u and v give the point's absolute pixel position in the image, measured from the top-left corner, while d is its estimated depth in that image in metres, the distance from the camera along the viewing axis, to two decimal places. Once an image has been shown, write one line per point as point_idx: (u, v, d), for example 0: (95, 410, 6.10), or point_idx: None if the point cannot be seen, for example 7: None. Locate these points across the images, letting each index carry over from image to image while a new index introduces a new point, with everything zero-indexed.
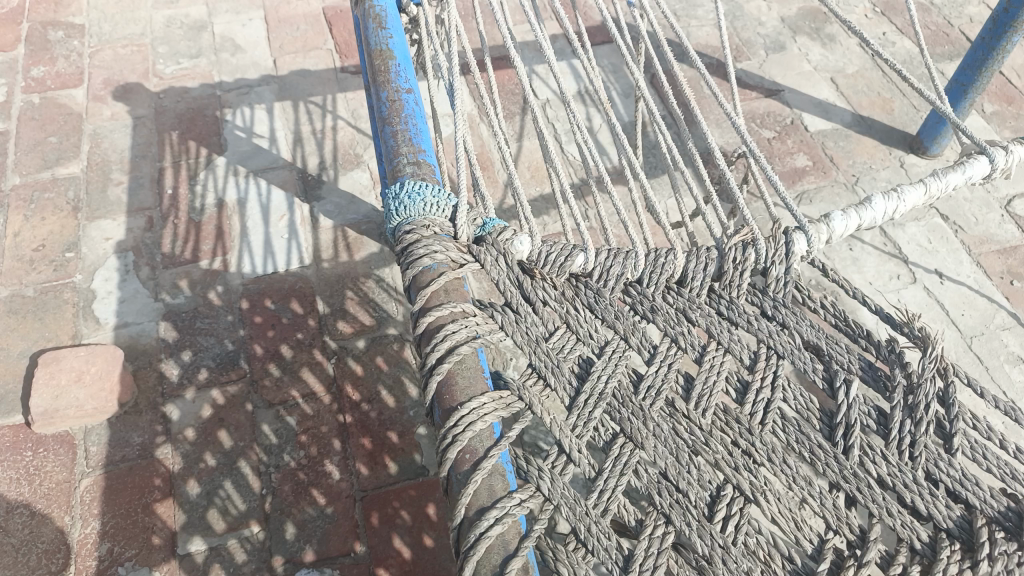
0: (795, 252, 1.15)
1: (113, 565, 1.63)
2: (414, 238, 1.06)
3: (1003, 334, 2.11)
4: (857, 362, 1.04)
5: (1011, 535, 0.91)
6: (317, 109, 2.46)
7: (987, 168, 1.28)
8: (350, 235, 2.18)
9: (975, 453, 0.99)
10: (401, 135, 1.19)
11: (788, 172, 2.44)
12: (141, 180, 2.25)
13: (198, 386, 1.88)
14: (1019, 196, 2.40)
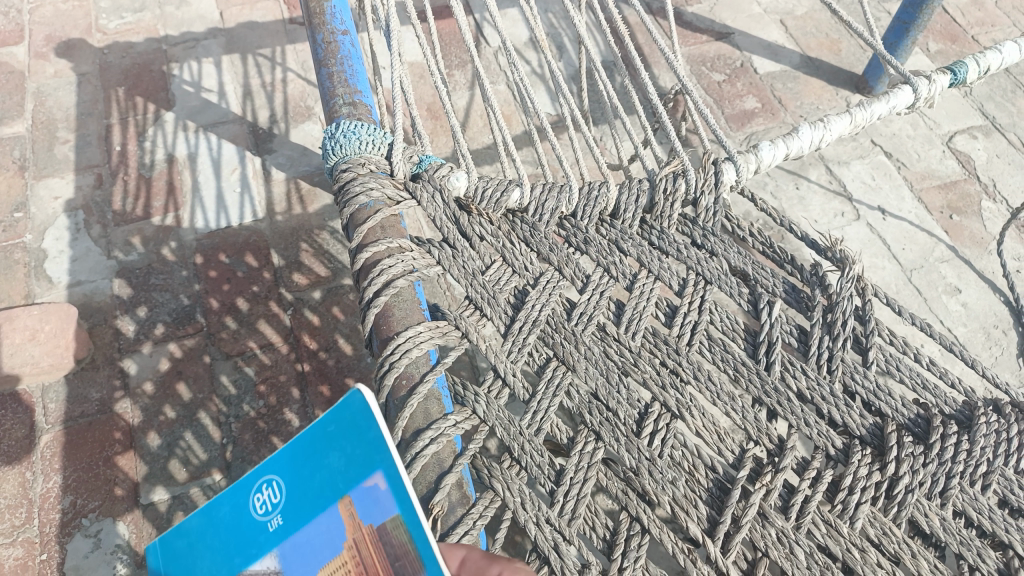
0: (724, 182, 1.20)
1: (77, 517, 1.66)
2: (350, 176, 1.08)
3: (942, 266, 2.19)
4: (782, 285, 1.09)
5: (919, 440, 0.97)
6: (266, 62, 2.43)
7: (910, 97, 1.33)
8: (303, 187, 2.19)
9: (889, 366, 1.05)
10: (336, 77, 1.21)
11: (737, 115, 2.47)
12: (88, 138, 2.22)
13: (155, 341, 1.89)
14: (960, 132, 2.47)
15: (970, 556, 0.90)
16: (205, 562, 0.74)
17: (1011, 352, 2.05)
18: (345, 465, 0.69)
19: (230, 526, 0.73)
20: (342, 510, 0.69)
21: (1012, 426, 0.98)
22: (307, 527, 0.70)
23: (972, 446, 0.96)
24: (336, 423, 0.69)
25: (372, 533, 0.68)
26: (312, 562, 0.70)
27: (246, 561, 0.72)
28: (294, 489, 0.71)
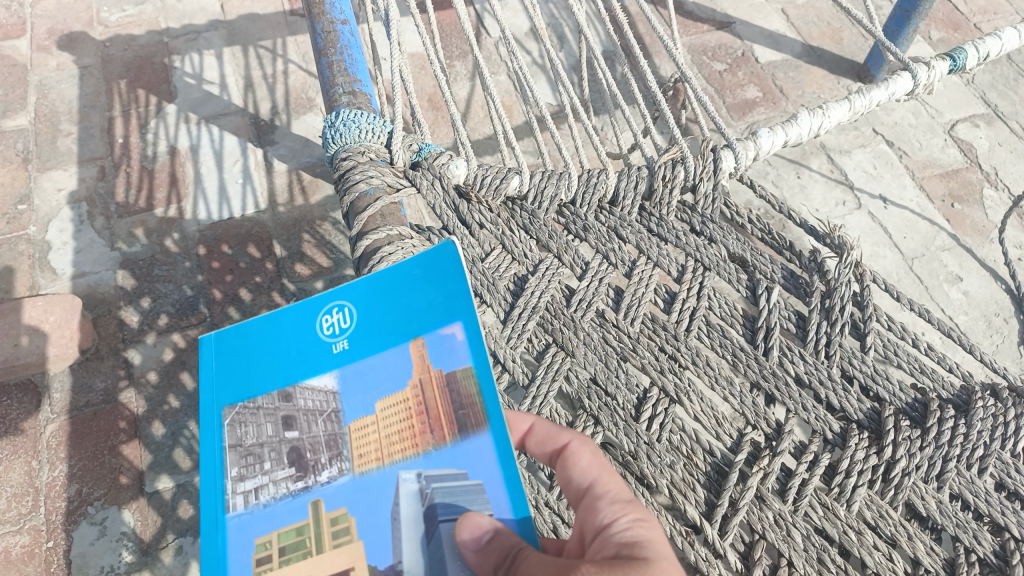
0: (722, 169, 1.20)
1: (83, 505, 1.67)
2: (350, 164, 1.09)
3: (943, 254, 2.19)
4: (780, 272, 1.09)
5: (916, 424, 0.98)
6: (267, 53, 2.43)
7: (909, 84, 1.33)
8: (305, 178, 2.19)
9: (887, 351, 1.06)
10: (336, 66, 1.21)
11: (738, 104, 2.47)
12: (91, 130, 2.23)
13: (159, 331, 1.91)
14: (962, 121, 2.46)
15: (966, 538, 0.91)
16: (260, 370, 0.73)
17: (1012, 340, 2.05)
18: (426, 306, 0.73)
19: (293, 339, 0.73)
20: (412, 351, 0.72)
21: (1008, 410, 0.99)
22: (375, 357, 0.72)
23: (969, 430, 0.97)
24: (424, 268, 0.75)
25: (440, 375, 0.69)
26: (370, 394, 0.70)
27: (303, 377, 0.72)
28: (369, 315, 0.74)
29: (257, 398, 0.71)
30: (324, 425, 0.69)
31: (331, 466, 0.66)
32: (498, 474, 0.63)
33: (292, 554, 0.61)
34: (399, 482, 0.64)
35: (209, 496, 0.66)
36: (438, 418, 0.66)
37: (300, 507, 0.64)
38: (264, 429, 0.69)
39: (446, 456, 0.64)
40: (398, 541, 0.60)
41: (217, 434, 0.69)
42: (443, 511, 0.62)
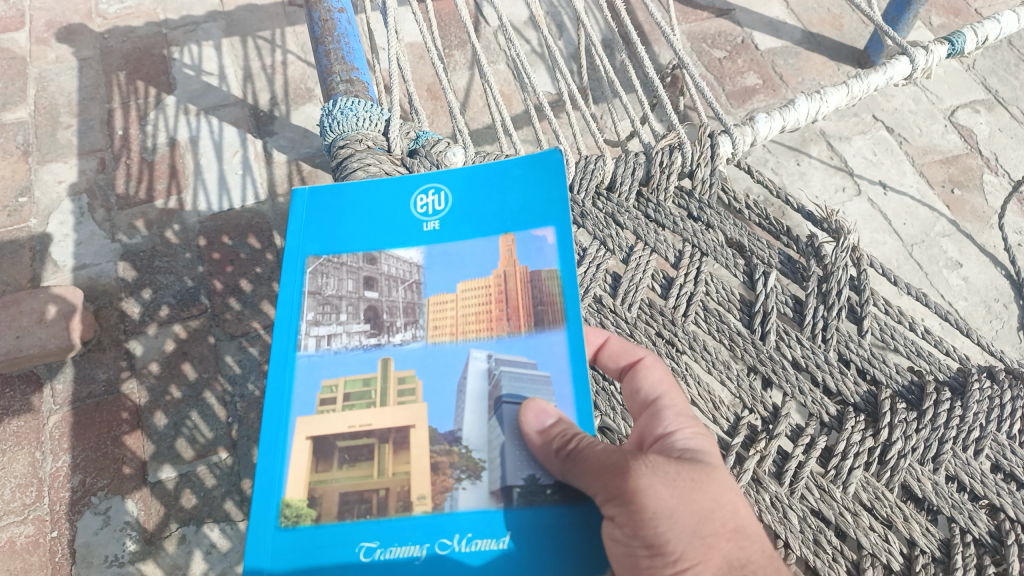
0: (719, 154, 1.21)
1: (87, 495, 1.69)
2: (348, 152, 1.09)
3: (943, 241, 2.19)
4: (777, 257, 1.10)
5: (912, 407, 0.99)
6: (266, 44, 2.43)
7: (907, 69, 1.33)
8: (304, 168, 2.20)
9: (884, 335, 1.06)
10: (333, 54, 1.22)
11: (738, 92, 2.46)
12: (90, 122, 2.23)
13: (161, 323, 1.91)
14: (962, 106, 2.46)
15: (961, 520, 0.91)
16: (350, 227, 0.88)
17: (1011, 325, 2.06)
18: (523, 207, 0.88)
19: (390, 210, 0.89)
20: (502, 245, 0.86)
21: (1004, 392, 1.00)
22: (461, 243, 0.87)
23: (965, 412, 0.98)
24: (527, 172, 0.90)
25: (525, 271, 0.84)
26: (448, 276, 0.85)
27: (391, 246, 0.87)
28: (461, 204, 0.89)
29: (341, 254, 0.86)
30: (402, 293, 0.84)
31: (403, 333, 0.81)
32: (566, 369, 0.77)
33: (356, 401, 0.76)
34: (469, 359, 0.79)
35: (284, 331, 0.81)
36: (516, 309, 0.81)
37: (372, 360, 0.79)
38: (346, 284, 0.84)
39: (519, 343, 0.79)
40: (461, 411, 0.75)
41: (301, 276, 0.84)
42: (509, 392, 0.76)
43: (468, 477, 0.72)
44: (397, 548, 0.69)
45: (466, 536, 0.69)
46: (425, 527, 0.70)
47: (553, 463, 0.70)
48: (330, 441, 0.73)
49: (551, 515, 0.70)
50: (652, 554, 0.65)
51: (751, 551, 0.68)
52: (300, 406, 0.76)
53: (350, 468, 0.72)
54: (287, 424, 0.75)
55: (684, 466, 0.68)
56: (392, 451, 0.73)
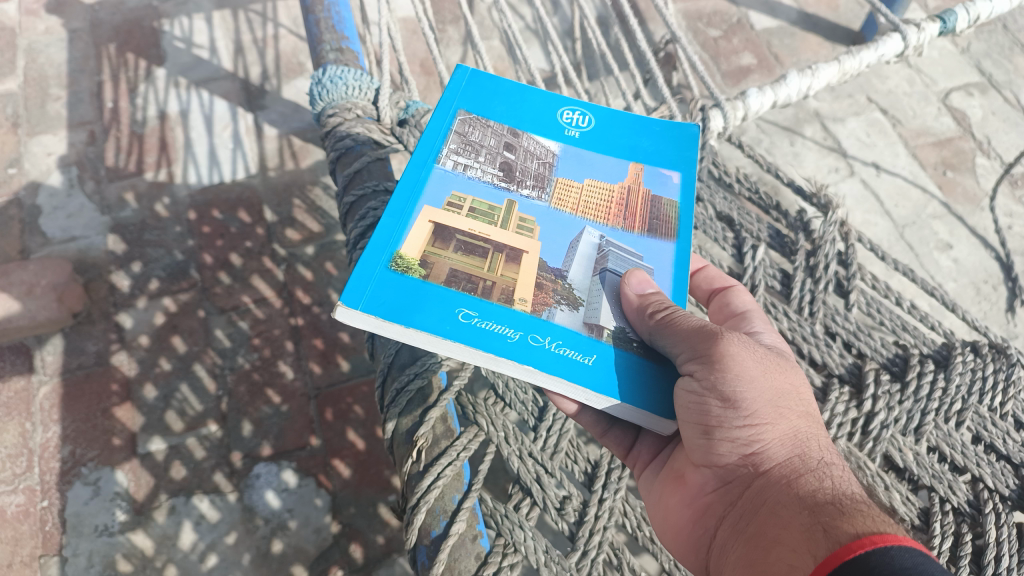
0: (710, 129, 1.21)
1: (77, 467, 1.69)
2: (337, 120, 1.10)
3: (934, 223, 2.20)
4: (765, 231, 1.11)
5: (895, 378, 1.00)
6: (258, 18, 2.41)
7: (899, 46, 1.33)
8: (295, 143, 2.19)
9: (870, 308, 1.07)
10: (324, 23, 1.21)
11: (733, 71, 2.45)
12: (80, 94, 2.21)
13: (150, 296, 1.91)
14: (956, 89, 2.45)
15: (942, 489, 0.93)
16: (505, 108, 0.94)
17: (999, 306, 2.08)
18: (657, 151, 0.94)
19: (537, 110, 0.94)
20: (631, 168, 0.93)
21: (986, 366, 1.01)
22: (591, 153, 0.93)
23: (947, 384, 0.99)
24: (665, 128, 0.96)
25: (647, 192, 0.91)
26: (575, 170, 0.91)
27: (533, 132, 0.93)
28: (602, 129, 0.95)
29: (490, 121, 0.92)
30: (536, 166, 0.90)
31: (529, 192, 0.86)
32: (670, 269, 0.85)
33: (479, 217, 0.81)
34: (584, 232, 0.85)
35: (427, 146, 0.87)
36: (635, 218, 0.88)
37: (497, 195, 0.84)
38: (489, 139, 0.90)
39: (633, 238, 0.86)
40: (572, 258, 0.81)
41: (451, 118, 0.90)
42: (615, 265, 0.83)
43: (566, 303, 0.77)
44: (493, 324, 0.73)
45: (557, 340, 0.74)
46: (522, 320, 0.74)
47: (644, 324, 0.77)
48: (452, 232, 0.79)
49: (637, 357, 0.76)
50: (725, 407, 0.74)
51: (818, 431, 0.77)
52: (428, 198, 0.81)
53: (464, 257, 0.77)
54: (414, 206, 0.80)
55: (762, 352, 0.78)
56: (505, 260, 0.79)
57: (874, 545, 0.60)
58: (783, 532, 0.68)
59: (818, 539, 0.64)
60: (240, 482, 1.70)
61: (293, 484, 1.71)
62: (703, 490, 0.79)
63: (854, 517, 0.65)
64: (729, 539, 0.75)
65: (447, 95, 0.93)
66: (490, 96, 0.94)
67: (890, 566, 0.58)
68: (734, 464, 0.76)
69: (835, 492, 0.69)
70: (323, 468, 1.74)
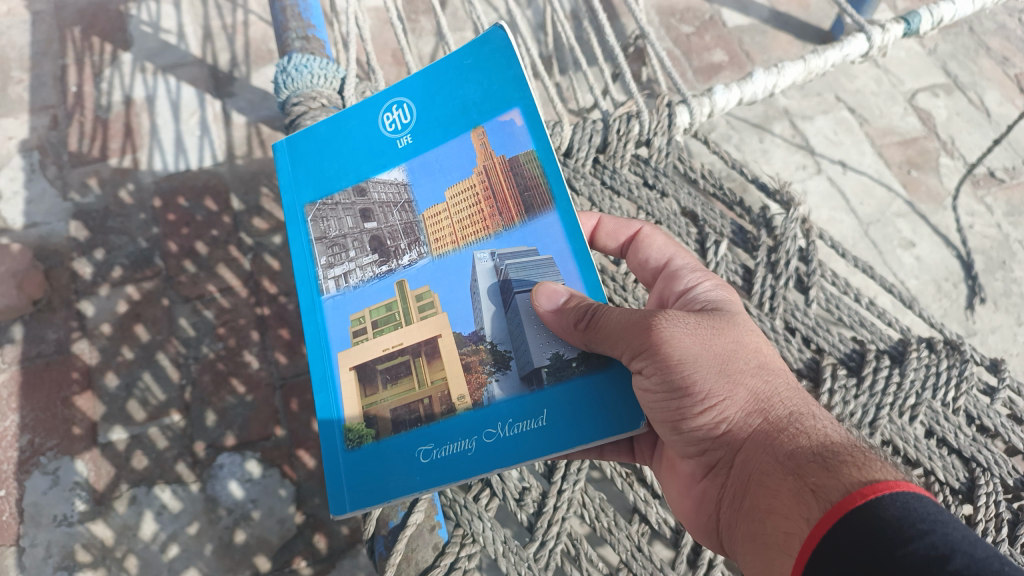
0: (676, 124, 1.21)
1: (35, 456, 1.67)
2: (301, 110, 1.11)
3: (898, 221, 2.23)
4: (729, 226, 1.12)
5: (851, 373, 1.02)
6: (227, 3, 2.36)
7: (864, 46, 1.34)
8: (264, 131, 2.16)
9: (829, 304, 1.09)
10: (290, 11, 1.20)
11: (703, 68, 2.48)
12: (43, 78, 2.16)
13: (113, 284, 1.88)
14: (922, 90, 2.48)
15: None
16: (337, 163, 0.90)
17: (959, 304, 2.13)
18: (484, 96, 0.84)
19: (361, 142, 0.89)
20: (476, 140, 0.84)
21: (941, 361, 1.04)
22: (434, 151, 0.86)
23: (902, 379, 1.01)
24: (474, 57, 0.85)
25: (503, 160, 0.81)
26: (432, 185, 0.84)
27: (374, 173, 0.88)
28: (426, 112, 0.87)
29: (335, 195, 0.89)
30: (398, 216, 0.84)
31: (410, 254, 0.82)
32: (567, 249, 0.78)
33: (384, 326, 0.80)
34: (474, 261, 0.79)
35: (305, 280, 0.86)
36: (506, 202, 0.80)
37: (387, 284, 0.81)
38: (346, 222, 0.87)
39: (517, 235, 0.79)
40: (478, 313, 0.77)
41: (304, 226, 0.89)
42: (518, 282, 0.78)
43: (498, 369, 0.75)
44: (449, 445, 0.74)
45: (508, 421, 0.73)
46: (467, 423, 0.74)
47: (575, 336, 0.73)
48: (372, 367, 0.79)
49: (583, 383, 0.73)
50: (682, 396, 0.72)
51: (776, 384, 0.74)
52: (337, 343, 0.81)
53: (393, 387, 0.77)
54: (330, 362, 0.81)
55: (702, 320, 0.75)
56: (426, 362, 0.77)
57: (863, 501, 0.57)
58: (774, 502, 0.66)
59: (809, 502, 0.62)
60: (203, 472, 1.69)
61: (257, 475, 1.70)
62: (695, 476, 0.78)
63: (840, 471, 0.62)
64: (731, 521, 0.74)
65: (288, 199, 0.91)
66: (316, 155, 0.91)
67: (884, 517, 0.56)
68: (712, 444, 0.74)
69: (813, 447, 0.67)
70: (288, 458, 1.73)
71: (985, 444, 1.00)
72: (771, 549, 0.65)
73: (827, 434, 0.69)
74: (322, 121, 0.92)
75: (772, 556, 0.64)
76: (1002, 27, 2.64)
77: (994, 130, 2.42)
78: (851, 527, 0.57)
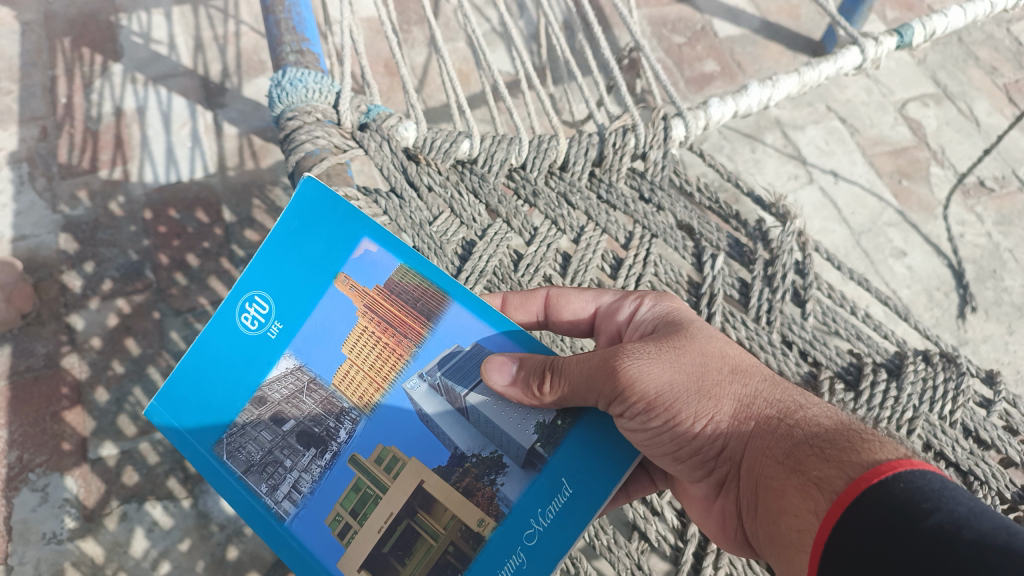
0: (672, 138, 1.21)
1: (24, 472, 1.65)
2: (296, 124, 1.10)
3: (889, 230, 2.24)
4: (725, 239, 1.12)
5: (849, 387, 1.02)
6: (218, 13, 2.34)
7: (858, 58, 1.35)
8: (256, 142, 2.15)
9: (826, 318, 1.08)
10: (283, 24, 1.19)
11: (695, 78, 2.48)
12: (32, 89, 2.14)
13: (103, 297, 1.86)
14: (913, 99, 2.49)
15: None
16: (218, 388, 0.82)
17: (950, 313, 2.15)
18: (327, 248, 0.83)
19: (230, 350, 0.82)
20: (342, 288, 0.83)
21: (937, 374, 1.04)
22: (311, 318, 0.82)
23: (899, 393, 1.01)
24: (298, 218, 0.82)
25: (380, 290, 0.82)
26: (327, 351, 0.82)
27: (259, 377, 0.82)
28: (277, 287, 0.82)
29: (234, 421, 0.81)
30: (310, 399, 0.81)
31: (344, 425, 0.79)
32: (482, 330, 0.81)
33: (365, 508, 0.76)
34: (409, 393, 0.79)
35: (255, 521, 0.77)
36: (404, 325, 0.81)
37: (342, 465, 0.78)
38: (264, 437, 0.81)
39: (426, 351, 0.81)
40: (444, 437, 0.77)
41: (222, 470, 0.79)
42: (460, 385, 0.79)
43: (496, 477, 0.75)
44: (502, 571, 0.74)
45: (538, 515, 0.74)
46: (503, 540, 0.74)
47: (545, 400, 0.75)
48: (380, 553, 0.75)
49: (574, 440, 0.76)
50: (669, 425, 0.71)
51: (756, 382, 0.72)
52: (329, 553, 0.76)
53: (413, 558, 0.75)
54: (335, 572, 0.76)
55: (664, 343, 0.75)
56: (427, 512, 0.76)
57: (868, 484, 0.56)
58: (783, 504, 0.64)
59: (814, 496, 0.60)
60: (195, 488, 1.67)
61: None
62: (715, 495, 0.76)
63: (841, 461, 0.60)
64: (757, 532, 0.71)
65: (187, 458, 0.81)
66: (193, 393, 0.82)
67: (890, 496, 0.54)
68: (715, 463, 0.72)
69: (810, 442, 0.64)
70: None
71: (982, 457, 1.00)
72: (793, 553, 0.63)
73: (821, 422, 0.66)
74: (184, 355, 0.81)
75: (793, 558, 0.62)
76: (990, 37, 2.66)
77: (984, 140, 2.43)
78: (860, 512, 0.55)
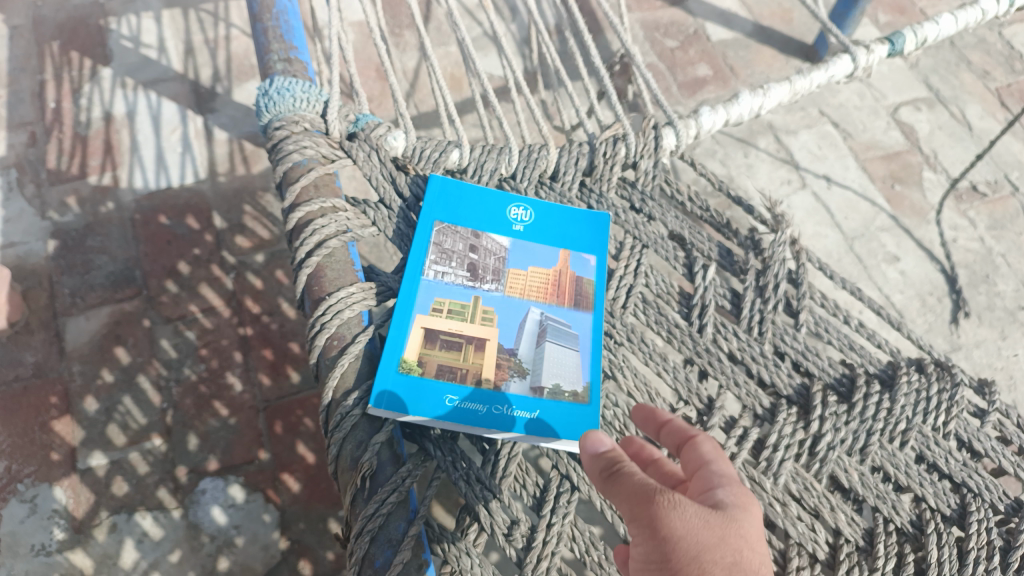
0: (662, 147, 1.21)
1: (12, 483, 1.63)
2: (284, 134, 1.09)
3: (882, 235, 2.24)
4: (716, 250, 1.12)
5: (842, 399, 1.01)
6: (209, 18, 2.34)
7: (849, 66, 1.35)
8: (247, 147, 2.14)
9: (819, 328, 1.07)
10: (271, 32, 1.18)
11: (687, 83, 2.47)
12: (20, 94, 2.13)
13: (92, 304, 1.85)
14: (905, 103, 2.50)
15: (885, 509, 0.95)
16: (468, 211, 1.10)
17: (944, 318, 2.13)
18: (580, 236, 1.11)
19: (491, 208, 1.11)
20: (561, 254, 1.09)
21: (931, 385, 1.03)
22: (534, 244, 1.09)
23: (893, 405, 1.00)
24: (589, 216, 1.13)
25: (572, 272, 1.07)
26: (519, 258, 1.07)
27: (491, 232, 1.09)
28: (542, 221, 1.12)
29: (460, 226, 1.08)
30: (493, 261, 1.06)
31: (489, 286, 1.03)
32: (589, 338, 1.01)
33: (455, 316, 0.99)
34: (529, 312, 1.02)
35: (414, 260, 1.03)
36: (565, 290, 1.05)
37: (467, 294, 1.02)
38: (457, 243, 1.06)
39: (562, 310, 1.03)
40: (519, 334, 0.99)
41: (428, 232, 1.06)
42: (552, 333, 1.00)
43: (517, 373, 0.96)
44: (467, 404, 0.92)
45: (514, 407, 0.93)
46: (485, 396, 0.93)
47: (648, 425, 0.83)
48: (437, 333, 0.97)
49: (571, 407, 0.95)
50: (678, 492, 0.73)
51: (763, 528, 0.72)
52: (418, 306, 0.99)
53: (445, 351, 0.96)
54: (409, 317, 0.97)
55: None
56: (473, 349, 0.97)
57: None
58: None
59: None
60: (185, 498, 1.65)
61: (240, 500, 1.67)
62: None
63: None
64: None
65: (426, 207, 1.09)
66: (460, 197, 1.11)
67: None
68: None
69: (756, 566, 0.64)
70: (272, 482, 1.70)
71: (976, 469, 1.00)
72: None
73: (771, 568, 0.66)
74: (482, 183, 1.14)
75: None
76: (981, 41, 2.67)
77: (976, 144, 2.43)
78: None
